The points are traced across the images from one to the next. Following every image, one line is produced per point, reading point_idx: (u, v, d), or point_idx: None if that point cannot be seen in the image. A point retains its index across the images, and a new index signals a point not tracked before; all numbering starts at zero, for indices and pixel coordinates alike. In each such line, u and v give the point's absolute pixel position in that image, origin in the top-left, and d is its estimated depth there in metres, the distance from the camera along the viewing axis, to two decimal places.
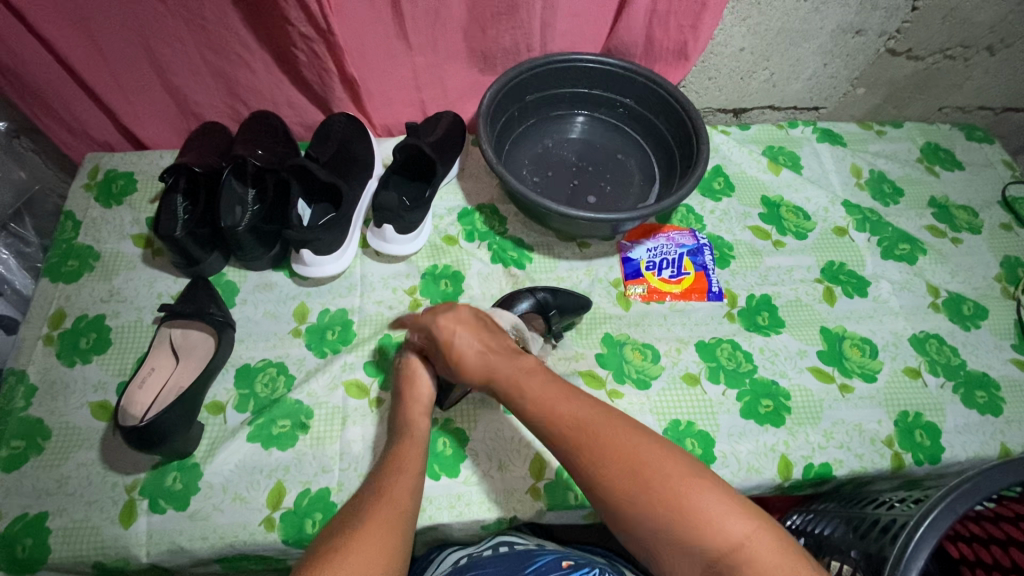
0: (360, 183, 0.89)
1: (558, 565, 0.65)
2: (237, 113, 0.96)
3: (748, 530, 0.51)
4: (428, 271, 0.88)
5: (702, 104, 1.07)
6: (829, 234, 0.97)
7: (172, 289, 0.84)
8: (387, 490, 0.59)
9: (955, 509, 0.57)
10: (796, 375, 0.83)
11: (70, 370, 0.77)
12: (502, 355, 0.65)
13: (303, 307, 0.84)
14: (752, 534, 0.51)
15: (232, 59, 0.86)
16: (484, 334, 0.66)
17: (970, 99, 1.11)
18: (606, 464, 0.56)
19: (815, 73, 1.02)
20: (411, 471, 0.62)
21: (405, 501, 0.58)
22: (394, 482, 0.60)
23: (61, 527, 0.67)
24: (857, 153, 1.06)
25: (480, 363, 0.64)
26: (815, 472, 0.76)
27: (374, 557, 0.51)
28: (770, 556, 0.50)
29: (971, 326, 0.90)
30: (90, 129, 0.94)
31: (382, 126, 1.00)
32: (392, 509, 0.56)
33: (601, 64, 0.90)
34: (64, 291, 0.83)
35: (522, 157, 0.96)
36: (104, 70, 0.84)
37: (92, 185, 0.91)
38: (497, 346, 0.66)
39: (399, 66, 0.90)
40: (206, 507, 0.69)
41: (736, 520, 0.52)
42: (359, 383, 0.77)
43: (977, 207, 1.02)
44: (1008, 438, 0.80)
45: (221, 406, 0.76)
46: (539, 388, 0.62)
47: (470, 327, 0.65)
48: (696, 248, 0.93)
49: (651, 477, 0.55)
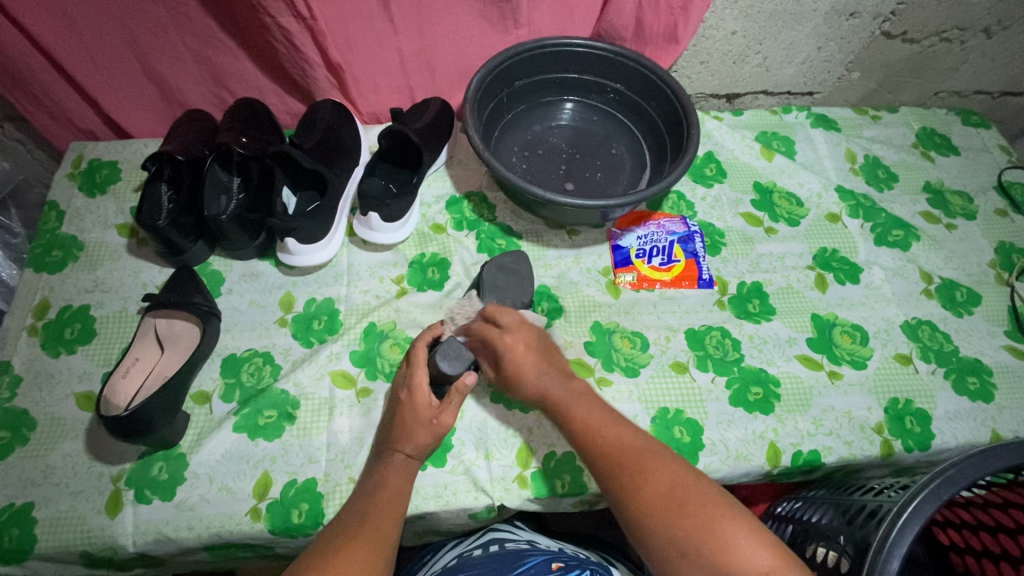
0: (345, 171, 0.88)
1: (548, 568, 0.66)
2: (222, 101, 0.95)
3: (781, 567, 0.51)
4: (415, 260, 0.87)
5: (695, 89, 1.06)
6: (822, 220, 0.96)
7: (158, 279, 0.83)
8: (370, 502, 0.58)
9: (939, 496, 0.56)
10: (784, 363, 0.82)
11: (55, 360, 0.76)
12: (558, 375, 0.68)
13: (290, 296, 0.83)
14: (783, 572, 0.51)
15: (215, 44, 0.84)
16: (546, 359, 0.68)
17: (966, 84, 1.10)
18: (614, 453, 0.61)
19: (810, 57, 1.00)
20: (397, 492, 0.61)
21: (388, 531, 0.59)
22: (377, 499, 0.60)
23: (46, 517, 0.67)
24: (852, 138, 1.05)
25: (541, 382, 0.67)
26: (803, 459, 0.76)
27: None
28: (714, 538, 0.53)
29: (964, 312, 0.89)
30: (73, 118, 0.93)
31: (369, 113, 0.99)
32: (374, 539, 0.57)
33: (591, 48, 0.89)
34: (48, 281, 0.82)
35: (512, 144, 0.95)
36: (85, 58, 0.82)
37: (76, 174, 0.91)
38: (556, 369, 0.69)
39: (384, 52, 0.88)
40: (192, 498, 0.68)
41: (772, 563, 0.51)
42: (344, 373, 0.77)
43: (973, 192, 1.01)
44: (999, 425, 0.80)
45: (207, 396, 0.75)
46: (591, 412, 0.65)
47: (533, 346, 0.68)
48: (686, 235, 0.92)
49: (690, 506, 0.55)
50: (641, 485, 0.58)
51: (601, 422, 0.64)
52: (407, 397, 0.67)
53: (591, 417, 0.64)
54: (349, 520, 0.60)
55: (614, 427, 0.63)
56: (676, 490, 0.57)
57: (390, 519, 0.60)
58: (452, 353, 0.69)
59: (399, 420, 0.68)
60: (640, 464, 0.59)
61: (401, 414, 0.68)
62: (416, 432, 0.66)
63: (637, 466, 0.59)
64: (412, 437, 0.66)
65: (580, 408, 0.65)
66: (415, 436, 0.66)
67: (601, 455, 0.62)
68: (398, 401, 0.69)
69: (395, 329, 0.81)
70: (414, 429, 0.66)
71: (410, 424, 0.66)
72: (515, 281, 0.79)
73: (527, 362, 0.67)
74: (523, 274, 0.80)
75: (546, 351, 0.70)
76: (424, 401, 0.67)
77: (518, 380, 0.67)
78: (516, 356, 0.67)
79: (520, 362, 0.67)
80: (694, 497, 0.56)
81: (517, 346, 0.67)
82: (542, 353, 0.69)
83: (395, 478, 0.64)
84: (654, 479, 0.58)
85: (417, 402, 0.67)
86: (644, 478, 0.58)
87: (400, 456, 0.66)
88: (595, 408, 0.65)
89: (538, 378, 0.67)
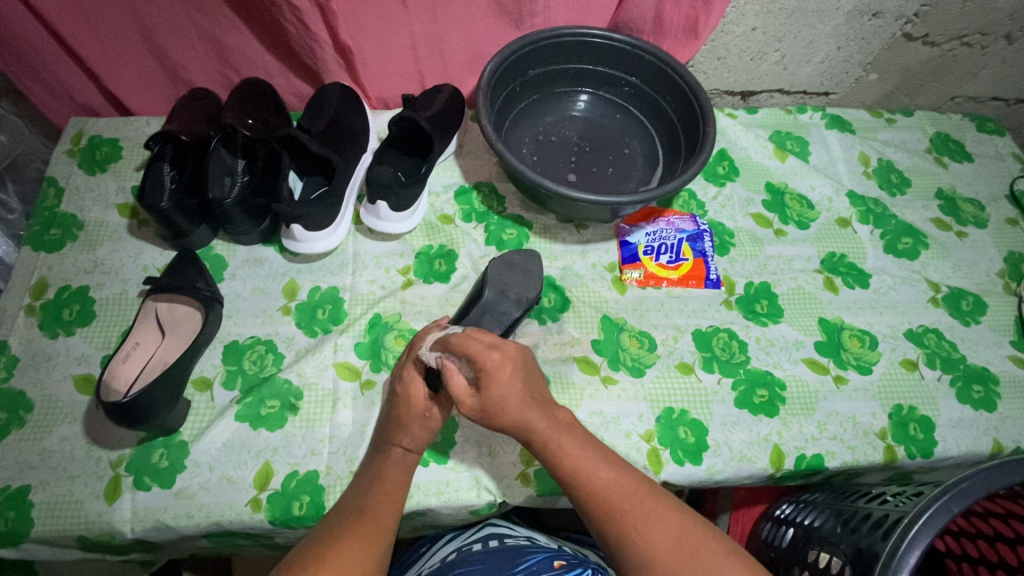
0: (352, 156, 0.86)
1: (550, 565, 0.65)
2: (227, 80, 0.92)
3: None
4: (422, 251, 0.85)
5: (710, 85, 1.04)
6: (833, 224, 0.95)
7: (159, 262, 0.82)
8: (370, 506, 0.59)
9: (950, 509, 0.57)
10: (790, 366, 0.82)
11: (53, 342, 0.75)
12: (542, 403, 0.64)
13: (293, 284, 0.82)
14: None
15: (222, 22, 0.81)
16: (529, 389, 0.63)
17: (983, 89, 1.08)
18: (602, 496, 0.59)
19: (828, 56, 0.99)
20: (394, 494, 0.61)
21: (385, 524, 0.58)
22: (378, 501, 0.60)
23: (43, 501, 0.66)
24: (866, 141, 1.04)
25: (524, 414, 0.62)
26: (806, 463, 0.76)
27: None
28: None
29: (971, 321, 0.89)
30: (73, 92, 0.90)
31: (378, 98, 0.97)
32: (371, 531, 0.57)
33: (608, 39, 0.87)
34: (47, 261, 0.80)
35: (523, 135, 0.93)
36: (86, 30, 0.80)
37: (76, 151, 0.88)
38: (539, 396, 0.64)
39: (396, 35, 0.86)
40: (192, 486, 0.68)
41: None
42: (349, 365, 0.76)
43: (984, 200, 1.01)
44: (1001, 434, 0.80)
45: (208, 382, 0.74)
46: (577, 447, 0.62)
47: (517, 367, 0.62)
48: (696, 233, 0.90)
49: (696, 556, 0.55)
50: (641, 532, 0.56)
51: (589, 465, 0.61)
52: (403, 389, 0.66)
53: (577, 454, 0.62)
54: (350, 510, 0.59)
55: (608, 468, 0.61)
56: (680, 540, 0.56)
57: (388, 513, 0.59)
58: (440, 351, 0.66)
59: (393, 413, 0.67)
60: (639, 513, 0.57)
61: (398, 407, 0.66)
62: (411, 426, 0.65)
63: (637, 511, 0.57)
64: (409, 430, 0.65)
65: (566, 442, 0.62)
66: (410, 429, 0.65)
67: (595, 501, 0.59)
68: (394, 393, 0.68)
69: (400, 320, 0.79)
70: (408, 423, 0.65)
71: (405, 417, 0.65)
72: (524, 278, 0.78)
73: (514, 393, 0.61)
74: (532, 272, 0.79)
75: (526, 368, 0.64)
76: (420, 394, 0.66)
77: (505, 409, 0.61)
78: (503, 380, 0.61)
79: (505, 388, 0.61)
80: (698, 547, 0.55)
81: (504, 367, 0.61)
82: (526, 373, 0.64)
83: (398, 473, 0.64)
84: (654, 526, 0.57)
85: (412, 395, 0.66)
86: (646, 528, 0.56)
87: (397, 450, 0.65)
88: (582, 445, 0.63)
89: (524, 404, 0.62)
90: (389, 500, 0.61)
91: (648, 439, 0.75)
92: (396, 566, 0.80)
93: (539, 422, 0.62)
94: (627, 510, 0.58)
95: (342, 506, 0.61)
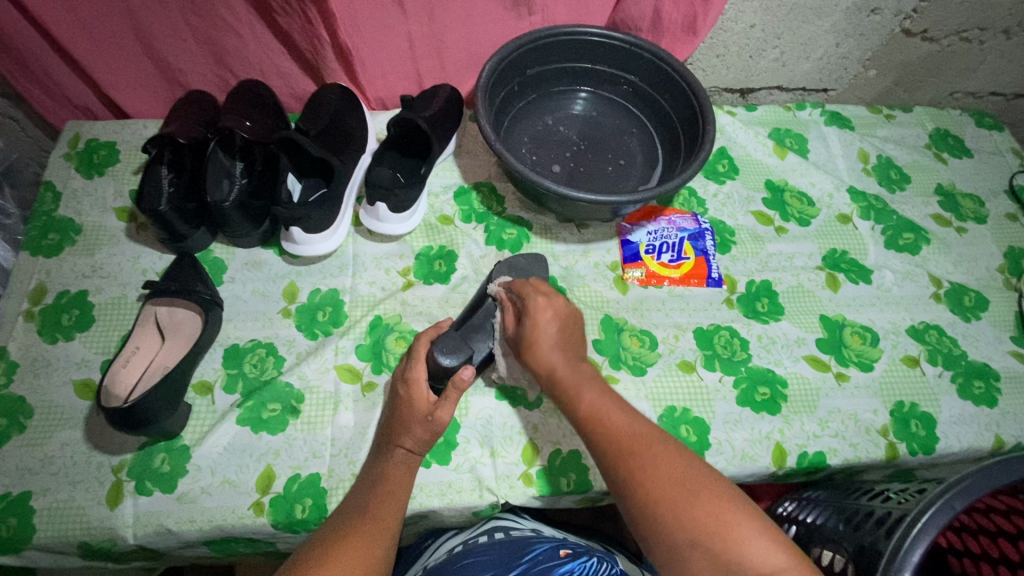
0: (351, 158, 0.86)
1: (556, 555, 0.66)
2: (225, 82, 0.92)
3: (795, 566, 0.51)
4: (422, 252, 0.85)
5: (709, 83, 1.04)
6: (833, 221, 0.95)
7: (158, 266, 0.81)
8: (371, 511, 0.59)
9: (952, 507, 0.58)
10: (791, 364, 0.82)
11: (53, 347, 0.75)
12: (575, 352, 0.65)
13: (294, 286, 0.81)
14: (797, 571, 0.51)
15: (218, 24, 0.81)
16: (569, 331, 0.65)
17: (982, 85, 1.08)
18: (603, 437, 0.60)
19: (827, 52, 0.98)
20: (394, 494, 0.61)
21: (388, 521, 0.59)
22: (380, 504, 0.60)
23: (44, 507, 0.66)
24: (865, 138, 1.03)
25: (556, 358, 0.63)
26: (809, 461, 0.76)
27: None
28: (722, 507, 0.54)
29: (972, 317, 0.89)
30: (71, 95, 0.90)
31: (376, 99, 0.96)
32: (376, 527, 0.57)
33: (607, 38, 0.87)
34: (45, 266, 0.80)
35: (522, 135, 0.93)
36: (83, 34, 0.79)
37: (73, 155, 0.88)
38: (573, 348, 0.65)
39: (393, 36, 0.86)
40: (194, 490, 0.67)
41: (778, 557, 0.51)
42: (351, 368, 0.76)
43: (984, 195, 1.00)
44: (1003, 430, 0.80)
45: (208, 386, 0.74)
46: (597, 395, 0.62)
47: (561, 315, 0.65)
48: (697, 232, 0.90)
49: (698, 501, 0.54)
50: (646, 471, 0.57)
51: (604, 409, 0.62)
52: (405, 391, 0.66)
53: (596, 402, 0.62)
54: (352, 511, 0.59)
55: (621, 415, 0.61)
56: (680, 483, 0.56)
57: (391, 511, 0.59)
58: (452, 347, 0.69)
59: (396, 412, 0.67)
60: (642, 452, 0.58)
61: (401, 409, 0.66)
62: (413, 428, 0.65)
63: (642, 456, 0.58)
64: (409, 431, 0.65)
65: (587, 391, 0.62)
66: (412, 430, 0.65)
67: (601, 442, 0.60)
68: (397, 396, 0.67)
69: (401, 321, 0.79)
70: (410, 424, 0.65)
71: (408, 419, 0.65)
72: (526, 281, 0.77)
73: (551, 334, 0.64)
74: (534, 275, 0.78)
75: (572, 324, 0.66)
76: (421, 397, 0.66)
77: (537, 350, 0.64)
78: (542, 323, 0.64)
79: (541, 329, 0.64)
80: (695, 493, 0.55)
81: (545, 311, 0.64)
82: (568, 326, 0.66)
83: (399, 473, 0.63)
84: (659, 468, 0.57)
85: (416, 397, 0.66)
86: (648, 472, 0.57)
87: (400, 451, 0.64)
88: (601, 393, 0.63)
89: (553, 351, 0.63)
90: (393, 500, 0.61)
91: None
92: (404, 559, 0.80)
93: (566, 368, 0.63)
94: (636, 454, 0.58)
95: (343, 508, 0.61)
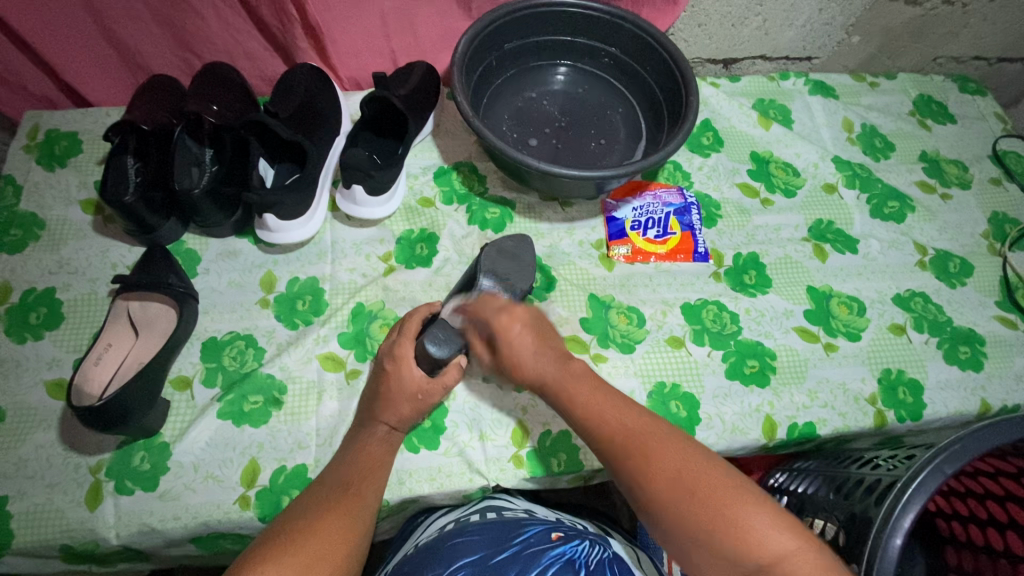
0: (325, 141, 0.83)
1: (548, 538, 0.65)
2: (190, 66, 0.88)
3: (799, 545, 0.50)
4: (403, 236, 0.83)
5: (691, 54, 1.02)
6: (818, 190, 0.94)
7: (128, 259, 0.79)
8: (352, 487, 0.58)
9: (942, 471, 0.58)
10: (780, 336, 0.82)
11: (21, 347, 0.72)
12: (555, 356, 0.65)
13: (271, 276, 0.79)
14: (801, 549, 0.50)
15: (177, 4, 0.77)
16: (545, 338, 0.66)
17: (965, 49, 1.07)
18: (605, 436, 0.60)
19: (810, 19, 0.97)
20: (376, 471, 0.60)
21: (371, 497, 0.58)
22: (362, 480, 0.59)
23: (21, 511, 0.64)
24: (850, 106, 1.02)
25: (538, 365, 0.64)
26: (799, 431, 0.76)
27: (334, 550, 0.51)
28: (725, 491, 0.53)
29: (957, 283, 0.89)
30: (27, 83, 0.85)
31: (349, 79, 0.93)
32: (360, 502, 0.57)
33: (586, 9, 0.84)
34: (9, 263, 0.76)
35: (502, 113, 0.90)
36: (33, 17, 0.75)
37: (32, 147, 0.84)
38: (553, 349, 0.66)
39: (364, 12, 0.82)
40: (177, 487, 0.66)
41: (785, 538, 0.50)
42: (333, 356, 0.74)
43: (968, 160, 1.00)
44: (989, 393, 0.81)
45: (187, 381, 0.72)
46: (590, 394, 0.62)
47: (529, 324, 0.66)
48: (683, 207, 0.89)
49: (701, 488, 0.53)
50: (649, 463, 0.56)
51: (603, 408, 0.61)
52: (393, 366, 0.65)
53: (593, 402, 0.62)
54: (333, 484, 0.58)
55: (618, 414, 0.61)
56: (683, 470, 0.55)
57: (371, 489, 0.58)
58: (441, 338, 0.67)
59: (381, 389, 0.65)
60: (643, 444, 0.58)
61: (385, 394, 0.65)
62: (400, 405, 0.64)
63: (645, 451, 0.57)
64: (395, 406, 0.64)
65: (580, 392, 0.62)
66: (399, 408, 0.64)
67: (603, 441, 0.60)
68: (382, 370, 0.66)
69: (384, 308, 0.77)
70: (398, 400, 0.64)
71: (394, 395, 0.64)
72: (516, 266, 0.74)
73: (526, 343, 0.64)
74: (524, 259, 0.75)
75: (542, 328, 0.67)
76: (411, 373, 0.64)
77: (518, 364, 0.65)
78: (515, 338, 0.64)
79: (516, 343, 0.64)
80: (700, 480, 0.54)
81: (513, 327, 0.64)
82: (538, 336, 0.66)
83: (380, 449, 0.63)
84: (663, 462, 0.56)
85: (405, 372, 0.64)
86: (652, 467, 0.56)
87: (384, 428, 0.64)
88: (597, 392, 0.63)
89: (534, 359, 0.64)
90: (373, 478, 0.60)
91: None
92: (397, 535, 0.77)
93: (551, 373, 0.64)
94: (640, 450, 0.57)
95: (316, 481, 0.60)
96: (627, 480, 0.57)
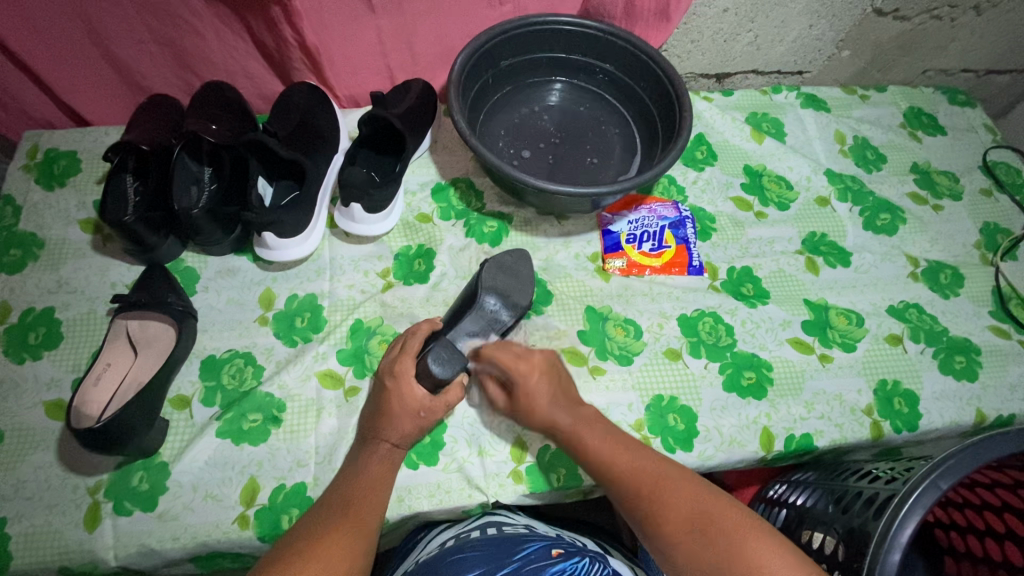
0: (324, 159, 0.84)
1: (548, 554, 0.66)
2: (189, 85, 0.89)
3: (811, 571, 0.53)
4: (401, 252, 0.84)
5: (685, 69, 1.03)
6: (811, 204, 0.95)
7: (127, 278, 0.79)
8: (353, 508, 0.58)
9: (939, 485, 0.58)
10: (776, 347, 0.82)
11: (20, 367, 0.72)
12: (569, 400, 0.68)
13: (269, 293, 0.79)
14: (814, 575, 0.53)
15: (177, 25, 0.78)
16: (561, 384, 0.69)
17: (953, 62, 1.09)
18: (618, 483, 0.62)
19: (801, 35, 0.98)
20: (377, 488, 0.61)
21: (369, 519, 0.58)
22: (364, 499, 0.59)
23: (20, 533, 0.64)
24: (841, 119, 1.04)
25: (552, 409, 0.66)
26: (796, 443, 0.76)
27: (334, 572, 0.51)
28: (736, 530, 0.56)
29: (950, 294, 0.89)
30: (26, 104, 0.86)
31: (347, 97, 0.94)
32: (358, 527, 0.56)
33: (580, 27, 0.85)
34: (8, 283, 0.77)
35: (498, 129, 0.91)
36: (33, 40, 0.76)
37: (32, 166, 0.84)
38: (567, 395, 0.68)
39: (362, 32, 0.84)
40: (176, 507, 0.66)
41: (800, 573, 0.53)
42: (332, 373, 0.74)
43: (958, 172, 1.01)
44: (984, 403, 0.81)
45: (186, 400, 0.72)
46: (603, 439, 0.64)
47: (546, 370, 0.68)
48: (677, 220, 0.90)
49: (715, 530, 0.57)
50: (664, 510, 0.59)
51: (613, 454, 0.63)
52: (394, 383, 0.65)
53: (604, 447, 0.64)
54: (335, 503, 0.58)
55: (628, 453, 0.63)
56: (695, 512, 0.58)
57: (373, 511, 0.58)
58: (445, 358, 0.68)
59: (381, 407, 0.65)
60: (657, 490, 0.60)
61: (385, 412, 0.65)
62: (401, 421, 0.64)
63: (656, 494, 0.60)
64: (397, 423, 0.65)
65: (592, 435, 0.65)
66: (400, 424, 0.64)
67: (618, 487, 0.62)
68: (383, 388, 0.67)
69: (382, 325, 0.78)
70: (399, 417, 0.64)
71: (396, 414, 0.65)
72: (514, 281, 0.75)
73: (545, 388, 0.67)
74: (523, 274, 0.76)
75: (558, 373, 0.70)
76: (412, 390, 0.65)
77: (533, 408, 0.66)
78: (533, 386, 0.67)
79: (533, 389, 0.67)
80: (714, 520, 0.57)
81: (532, 375, 0.67)
82: (554, 376, 0.69)
83: (382, 467, 0.63)
84: (673, 504, 0.59)
85: (405, 389, 0.65)
86: (665, 511, 0.59)
87: (385, 446, 0.64)
88: (606, 435, 0.65)
89: (550, 405, 0.66)
90: (375, 496, 0.60)
91: (638, 428, 0.75)
92: (397, 553, 0.78)
93: (564, 417, 0.66)
94: (650, 493, 0.60)
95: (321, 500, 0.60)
96: (645, 532, 0.60)
